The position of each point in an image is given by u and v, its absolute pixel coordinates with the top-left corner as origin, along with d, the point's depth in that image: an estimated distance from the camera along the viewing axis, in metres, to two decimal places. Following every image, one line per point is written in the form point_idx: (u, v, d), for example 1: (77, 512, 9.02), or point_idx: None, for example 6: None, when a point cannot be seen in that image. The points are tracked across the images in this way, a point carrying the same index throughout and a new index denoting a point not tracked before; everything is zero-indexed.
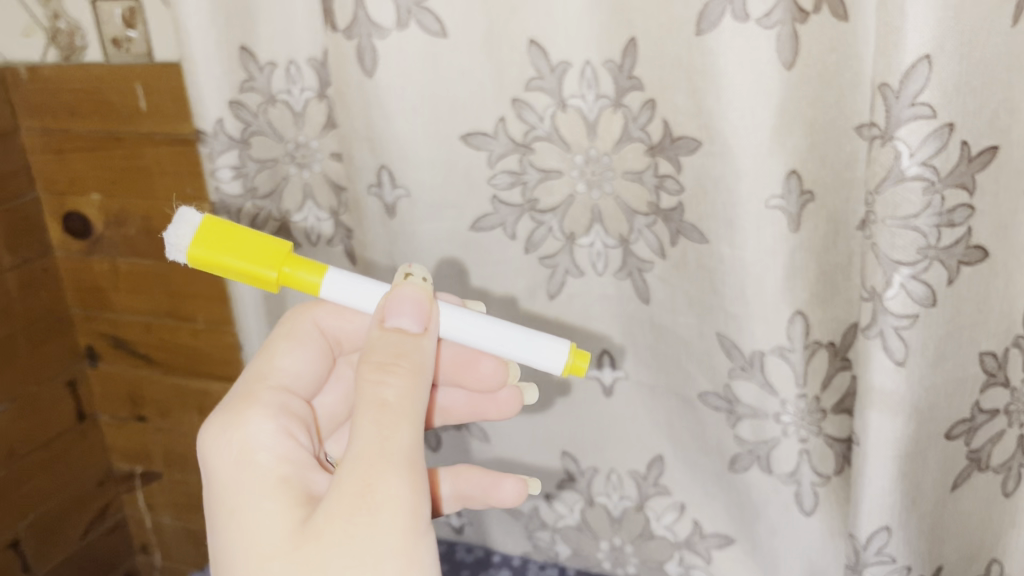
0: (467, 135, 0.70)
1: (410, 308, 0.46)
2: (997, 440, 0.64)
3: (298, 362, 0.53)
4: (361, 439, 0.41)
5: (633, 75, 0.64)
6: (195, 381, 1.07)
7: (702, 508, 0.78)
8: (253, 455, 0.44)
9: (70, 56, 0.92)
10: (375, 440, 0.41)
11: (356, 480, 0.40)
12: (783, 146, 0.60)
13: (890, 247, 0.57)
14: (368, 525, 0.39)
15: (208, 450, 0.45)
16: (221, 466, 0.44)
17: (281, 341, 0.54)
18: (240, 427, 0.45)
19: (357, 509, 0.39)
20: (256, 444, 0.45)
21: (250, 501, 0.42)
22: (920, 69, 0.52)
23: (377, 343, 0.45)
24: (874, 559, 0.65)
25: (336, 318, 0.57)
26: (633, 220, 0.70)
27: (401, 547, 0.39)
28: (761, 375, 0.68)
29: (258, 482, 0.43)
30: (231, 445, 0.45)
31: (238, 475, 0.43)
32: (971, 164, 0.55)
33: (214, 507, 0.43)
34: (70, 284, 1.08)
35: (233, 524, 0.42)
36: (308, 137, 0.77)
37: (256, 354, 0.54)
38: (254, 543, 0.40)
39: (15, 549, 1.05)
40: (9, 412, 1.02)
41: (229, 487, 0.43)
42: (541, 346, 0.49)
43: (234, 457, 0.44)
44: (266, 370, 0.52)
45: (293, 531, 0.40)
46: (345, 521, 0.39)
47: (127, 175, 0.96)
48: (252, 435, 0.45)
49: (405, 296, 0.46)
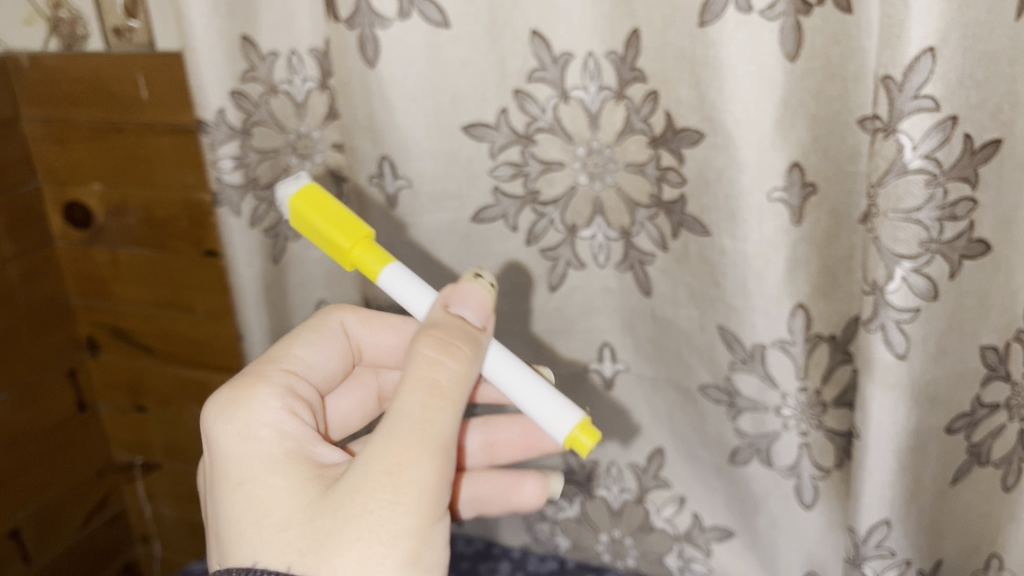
0: (468, 126, 0.70)
1: (475, 304, 0.46)
2: (998, 433, 0.64)
3: (316, 354, 0.53)
4: (403, 417, 0.41)
5: (636, 66, 0.65)
6: (193, 371, 1.07)
7: (703, 501, 0.78)
8: (261, 432, 0.44)
9: (71, 45, 0.92)
10: (411, 419, 0.41)
11: (385, 459, 0.40)
12: (786, 139, 0.60)
13: (892, 240, 0.56)
14: (390, 504, 0.39)
15: (215, 422, 0.45)
16: (229, 440, 0.44)
17: (305, 331, 0.54)
18: (247, 403, 0.45)
19: (381, 486, 0.39)
20: (269, 422, 0.44)
21: (259, 476, 0.42)
22: (924, 61, 0.51)
23: (442, 325, 0.45)
24: (874, 552, 0.65)
25: (364, 325, 0.57)
26: (635, 213, 0.70)
27: (418, 529, 0.39)
28: (761, 368, 0.68)
29: (269, 460, 0.43)
30: (240, 419, 0.45)
31: (247, 449, 0.44)
32: (974, 157, 0.55)
33: (223, 478, 0.43)
34: (71, 274, 1.08)
35: (240, 496, 0.42)
36: (310, 127, 0.78)
37: (279, 338, 0.53)
38: (267, 516, 0.41)
39: (15, 539, 1.06)
40: (9, 403, 1.02)
41: (239, 460, 0.43)
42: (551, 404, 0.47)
43: (236, 431, 0.44)
44: (279, 352, 0.51)
45: (308, 505, 0.40)
46: (367, 500, 0.39)
47: (128, 165, 0.96)
48: (259, 410, 0.45)
49: (467, 290, 0.47)
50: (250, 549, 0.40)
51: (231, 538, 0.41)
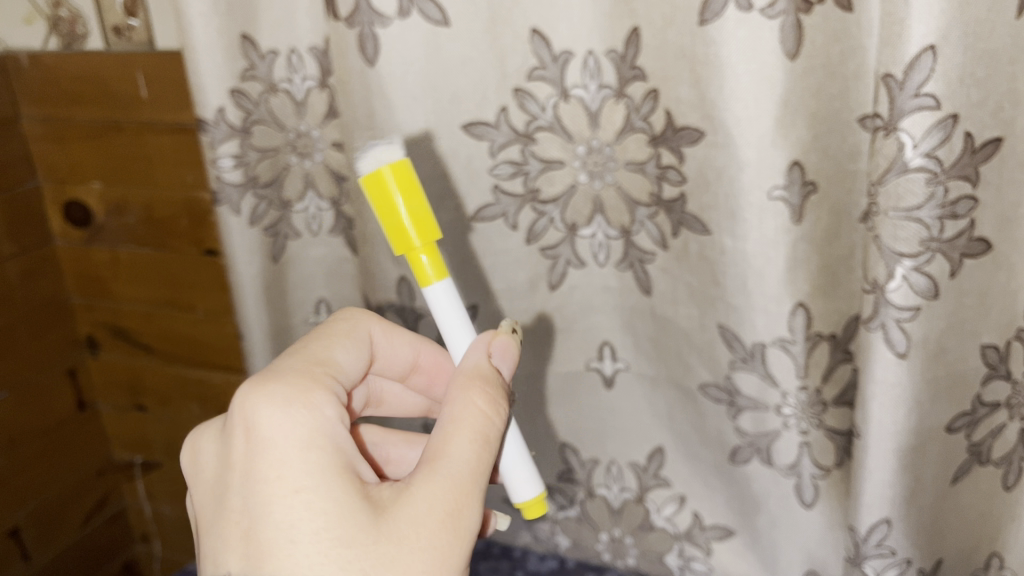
0: (468, 124, 0.70)
1: (510, 362, 0.49)
2: (998, 432, 0.64)
3: (353, 363, 0.49)
4: (462, 463, 0.43)
5: (636, 65, 0.65)
6: (193, 370, 1.07)
7: (703, 500, 0.78)
8: (323, 434, 0.42)
9: (71, 44, 0.92)
10: (471, 468, 0.43)
11: (448, 501, 0.42)
12: (786, 137, 0.59)
13: (893, 239, 0.56)
14: (448, 546, 0.42)
15: (266, 411, 0.42)
16: (285, 433, 0.42)
17: (339, 333, 0.50)
18: (309, 403, 0.43)
19: (445, 527, 0.42)
20: (329, 427, 0.43)
21: (321, 484, 0.41)
22: (925, 59, 0.51)
23: (490, 376, 0.47)
24: (874, 551, 0.65)
25: (387, 338, 0.54)
26: (635, 211, 0.70)
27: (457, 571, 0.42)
28: (761, 367, 0.67)
29: (331, 466, 0.41)
30: (300, 414, 0.42)
31: (307, 453, 0.41)
32: (975, 155, 0.55)
33: (272, 475, 0.41)
34: (71, 273, 1.08)
35: (299, 502, 0.40)
36: (310, 126, 0.78)
37: (311, 335, 0.49)
38: (329, 528, 0.40)
39: (15, 538, 1.06)
40: (9, 401, 1.02)
41: (295, 461, 0.41)
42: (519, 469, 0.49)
43: (299, 432, 0.42)
44: (319, 348, 0.48)
45: (371, 527, 0.40)
46: (429, 538, 0.41)
47: (128, 163, 0.96)
48: (323, 415, 0.43)
49: (508, 344, 0.49)
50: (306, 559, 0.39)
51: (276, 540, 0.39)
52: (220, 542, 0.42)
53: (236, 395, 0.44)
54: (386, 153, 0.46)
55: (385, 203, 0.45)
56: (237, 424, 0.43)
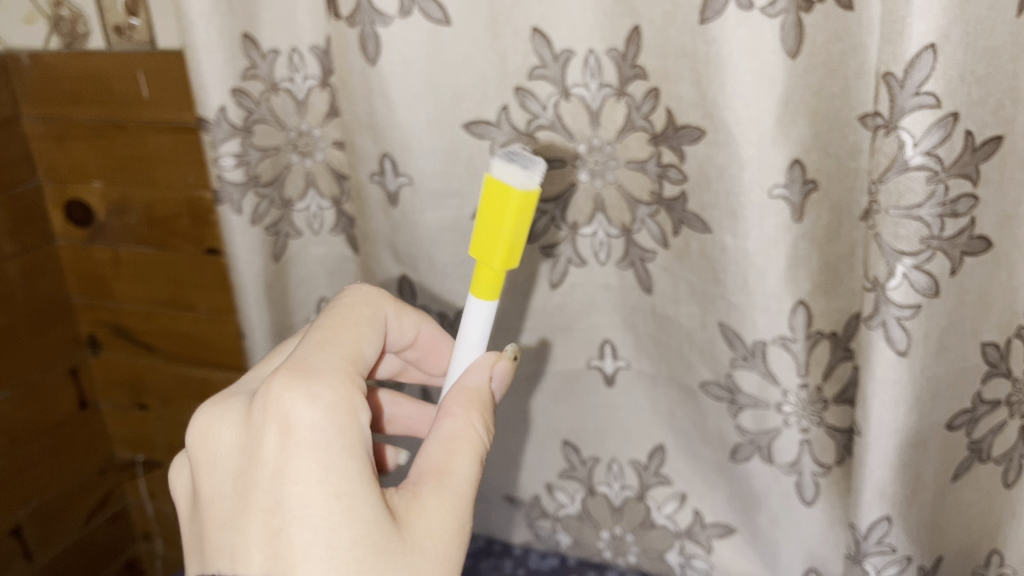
0: (469, 123, 0.70)
1: (502, 385, 0.49)
2: (998, 430, 0.64)
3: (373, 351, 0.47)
4: (466, 482, 0.44)
5: (637, 63, 0.65)
6: (195, 369, 1.07)
7: (704, 498, 0.78)
8: (360, 440, 0.41)
9: (71, 44, 0.92)
10: (470, 487, 0.44)
11: (456, 518, 0.43)
12: (787, 135, 0.60)
13: (893, 237, 0.56)
14: (454, 561, 0.42)
15: (309, 411, 0.40)
16: (327, 439, 0.40)
17: (361, 317, 0.48)
18: (348, 407, 0.41)
19: (453, 544, 0.42)
20: (363, 432, 0.41)
21: (359, 492, 0.39)
22: (926, 58, 0.51)
23: (487, 403, 0.47)
24: (875, 549, 0.65)
25: (398, 321, 0.52)
26: (636, 210, 0.70)
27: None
28: (762, 365, 0.68)
29: (368, 474, 0.40)
30: (341, 417, 0.41)
31: (347, 458, 0.40)
32: (976, 154, 0.55)
33: (311, 478, 0.39)
34: (72, 271, 1.08)
35: (339, 510, 0.39)
36: (311, 125, 0.78)
37: (332, 318, 0.47)
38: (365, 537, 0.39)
39: (16, 537, 1.06)
40: (9, 400, 1.02)
41: (334, 466, 0.39)
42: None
43: (339, 437, 0.40)
44: (347, 337, 0.46)
45: (396, 540, 0.40)
46: (442, 552, 0.41)
47: (129, 163, 0.96)
48: (359, 419, 0.41)
49: (508, 369, 0.49)
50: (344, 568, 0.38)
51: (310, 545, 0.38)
52: (240, 538, 0.39)
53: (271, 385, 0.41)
54: (521, 177, 0.42)
55: (496, 212, 0.43)
56: (270, 416, 0.41)
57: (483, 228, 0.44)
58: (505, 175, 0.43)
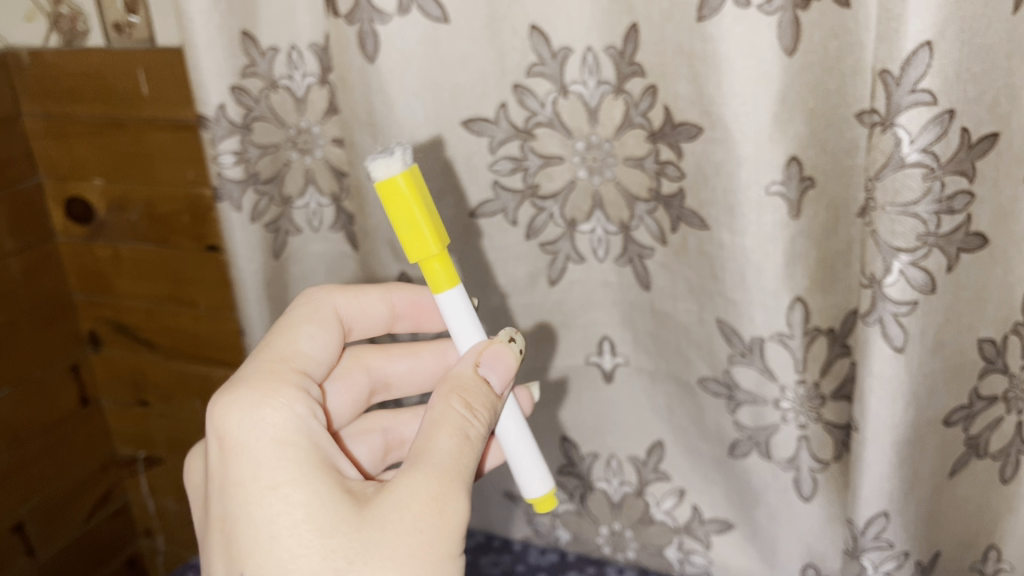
0: (467, 121, 0.70)
1: (501, 368, 0.49)
2: (996, 426, 0.65)
3: (319, 346, 0.53)
4: (443, 454, 0.45)
5: (635, 60, 0.65)
6: (197, 366, 1.07)
7: (702, 493, 0.79)
8: (292, 434, 0.45)
9: (71, 41, 0.92)
10: (453, 459, 0.45)
11: (431, 487, 0.43)
12: (784, 132, 0.60)
13: (890, 234, 0.56)
14: (435, 526, 0.42)
15: (236, 418, 0.45)
16: (252, 441, 0.44)
17: (300, 319, 0.53)
18: (271, 404, 0.46)
19: (429, 511, 0.43)
20: (299, 424, 0.45)
21: (293, 478, 0.43)
22: (921, 55, 0.51)
23: (470, 385, 0.48)
24: (872, 544, 0.65)
25: (353, 302, 0.57)
26: (634, 207, 0.70)
27: (453, 552, 0.43)
28: (759, 361, 0.68)
29: (303, 462, 0.44)
30: (264, 414, 0.45)
31: (278, 450, 0.44)
32: (972, 151, 0.55)
33: (249, 477, 0.43)
34: (73, 268, 1.08)
35: (274, 498, 0.42)
36: (310, 122, 0.78)
37: (275, 329, 0.53)
38: (308, 518, 0.42)
39: (18, 533, 1.06)
40: (10, 398, 1.02)
41: (265, 459, 0.44)
42: (532, 465, 0.51)
43: (268, 432, 0.45)
44: (285, 343, 0.52)
45: (351, 516, 0.42)
46: (414, 517, 0.42)
47: (129, 160, 0.96)
48: (286, 412, 0.45)
49: (501, 351, 0.50)
50: (288, 550, 0.41)
51: (259, 537, 0.42)
52: (216, 549, 0.45)
53: (207, 403, 0.47)
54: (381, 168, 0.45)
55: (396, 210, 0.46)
56: (211, 434, 0.46)
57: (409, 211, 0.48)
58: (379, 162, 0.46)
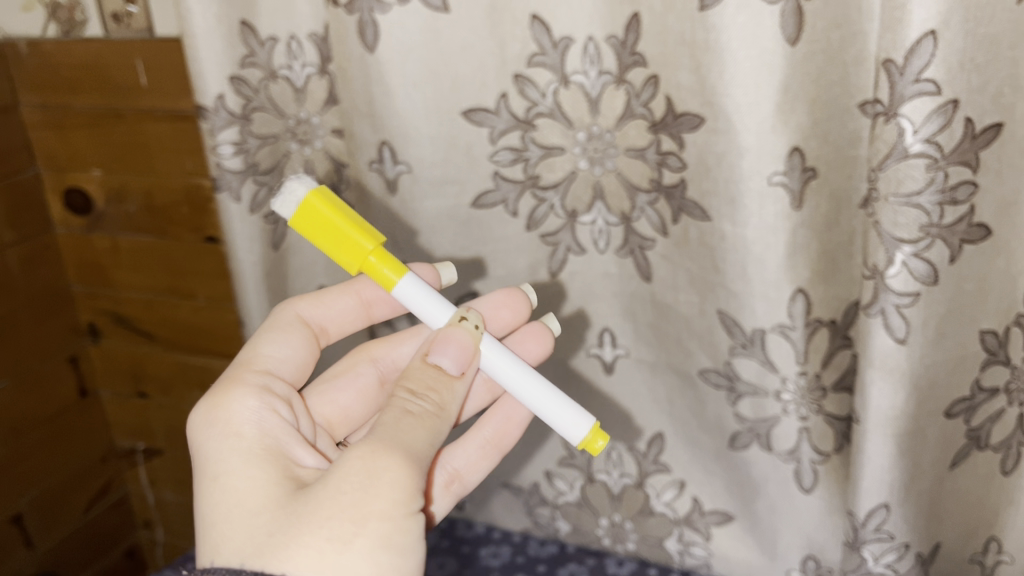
0: (468, 111, 0.70)
1: (452, 350, 0.47)
2: (997, 418, 0.64)
3: (283, 349, 0.53)
4: (380, 427, 0.42)
5: (637, 50, 0.64)
6: (195, 358, 1.07)
7: (703, 485, 0.79)
8: (241, 432, 0.45)
9: (69, 31, 0.92)
10: (390, 426, 0.42)
11: (361, 451, 0.41)
12: (787, 123, 0.59)
13: (892, 224, 0.56)
14: (362, 485, 0.39)
15: (193, 426, 0.47)
16: (203, 446, 0.45)
17: (263, 331, 0.54)
18: (223, 405, 0.47)
19: (356, 472, 0.40)
20: (247, 420, 0.46)
21: (233, 469, 0.43)
22: (926, 45, 0.51)
23: (415, 372, 0.46)
24: (873, 535, 0.66)
25: (316, 305, 0.57)
26: (635, 197, 0.70)
27: (389, 513, 0.39)
28: (761, 353, 0.68)
29: (246, 454, 0.44)
30: (212, 415, 0.46)
31: (224, 447, 0.45)
32: (975, 141, 0.55)
33: (201, 476, 0.44)
34: (71, 260, 1.08)
35: (214, 490, 0.43)
36: (310, 113, 0.77)
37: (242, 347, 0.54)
38: (240, 504, 0.41)
39: (17, 525, 1.06)
40: (9, 389, 1.02)
41: (214, 456, 0.44)
42: (568, 411, 0.51)
43: (217, 432, 0.45)
44: (246, 351, 0.53)
45: (284, 497, 0.41)
46: (340, 481, 0.40)
47: (128, 151, 0.96)
48: (235, 410, 0.46)
49: (447, 335, 0.48)
50: (223, 535, 0.41)
51: (204, 530, 0.42)
52: None
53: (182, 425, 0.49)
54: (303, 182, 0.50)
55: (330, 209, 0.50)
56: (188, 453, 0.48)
57: (343, 234, 0.49)
58: (288, 194, 0.49)
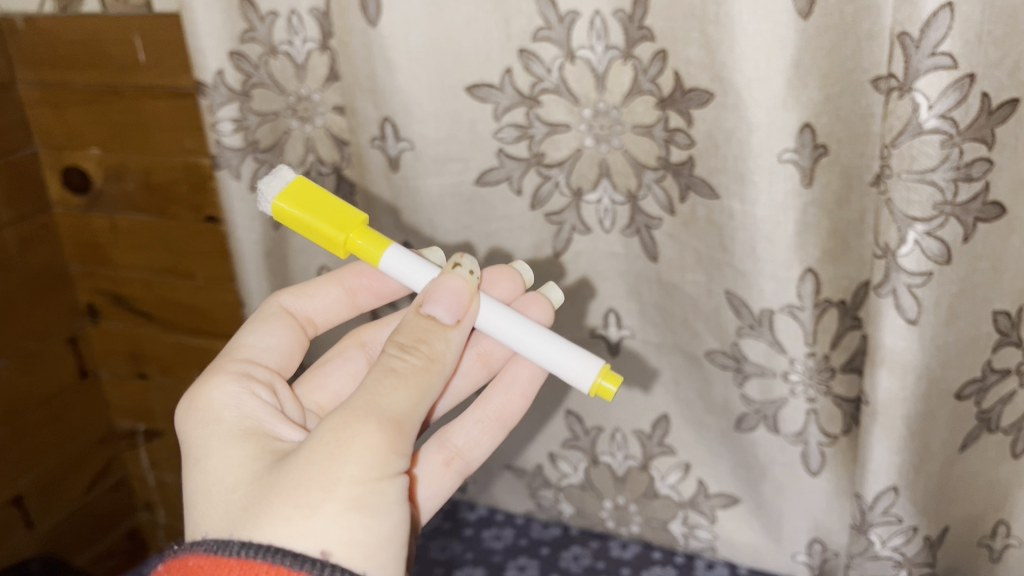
0: (472, 86, 0.68)
1: (447, 299, 0.45)
2: (1008, 400, 0.63)
3: (266, 338, 0.52)
4: (359, 391, 0.41)
5: (644, 25, 0.62)
6: (195, 339, 1.06)
7: (708, 467, 0.78)
8: (221, 415, 0.45)
9: (67, 7, 0.90)
10: (367, 390, 0.41)
11: (334, 419, 0.39)
12: (797, 98, 0.58)
13: (905, 203, 0.55)
14: (331, 453, 0.38)
15: (179, 415, 0.46)
16: (185, 432, 0.45)
17: (246, 324, 0.53)
18: (205, 390, 0.46)
19: (326, 440, 0.39)
20: (227, 403, 0.45)
21: (211, 451, 0.43)
22: (942, 17, 0.50)
23: (408, 325, 0.44)
24: (881, 518, 0.66)
25: (301, 297, 0.57)
26: (642, 175, 0.68)
27: (361, 476, 0.38)
28: (769, 333, 0.68)
29: (225, 435, 0.43)
30: (193, 401, 0.46)
31: (203, 432, 0.44)
32: (992, 116, 0.53)
33: (186, 461, 0.44)
34: (70, 239, 1.06)
35: (194, 474, 0.42)
36: (310, 89, 0.75)
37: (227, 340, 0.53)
38: (218, 484, 0.41)
39: (17, 505, 1.06)
40: (9, 368, 1.02)
41: (196, 441, 0.44)
42: (575, 356, 0.49)
43: (198, 418, 0.45)
44: (229, 341, 0.52)
45: (259, 472, 0.40)
46: (310, 451, 0.39)
47: (127, 129, 0.95)
48: (217, 394, 0.46)
49: (440, 282, 0.46)
50: (202, 516, 0.40)
51: (188, 514, 0.41)
52: None
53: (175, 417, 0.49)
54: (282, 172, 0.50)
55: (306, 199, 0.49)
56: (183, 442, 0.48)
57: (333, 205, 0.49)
58: (274, 176, 0.49)
